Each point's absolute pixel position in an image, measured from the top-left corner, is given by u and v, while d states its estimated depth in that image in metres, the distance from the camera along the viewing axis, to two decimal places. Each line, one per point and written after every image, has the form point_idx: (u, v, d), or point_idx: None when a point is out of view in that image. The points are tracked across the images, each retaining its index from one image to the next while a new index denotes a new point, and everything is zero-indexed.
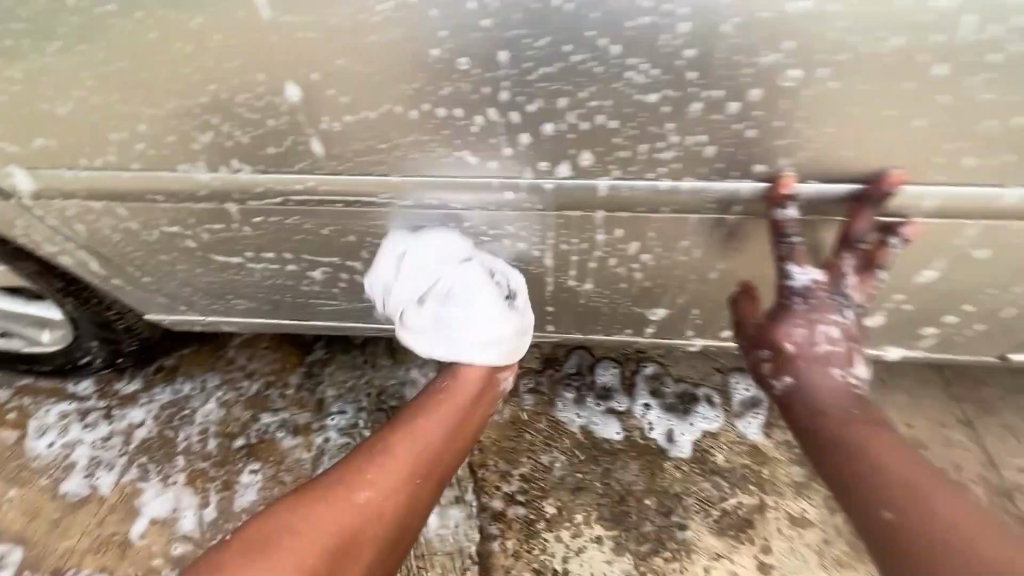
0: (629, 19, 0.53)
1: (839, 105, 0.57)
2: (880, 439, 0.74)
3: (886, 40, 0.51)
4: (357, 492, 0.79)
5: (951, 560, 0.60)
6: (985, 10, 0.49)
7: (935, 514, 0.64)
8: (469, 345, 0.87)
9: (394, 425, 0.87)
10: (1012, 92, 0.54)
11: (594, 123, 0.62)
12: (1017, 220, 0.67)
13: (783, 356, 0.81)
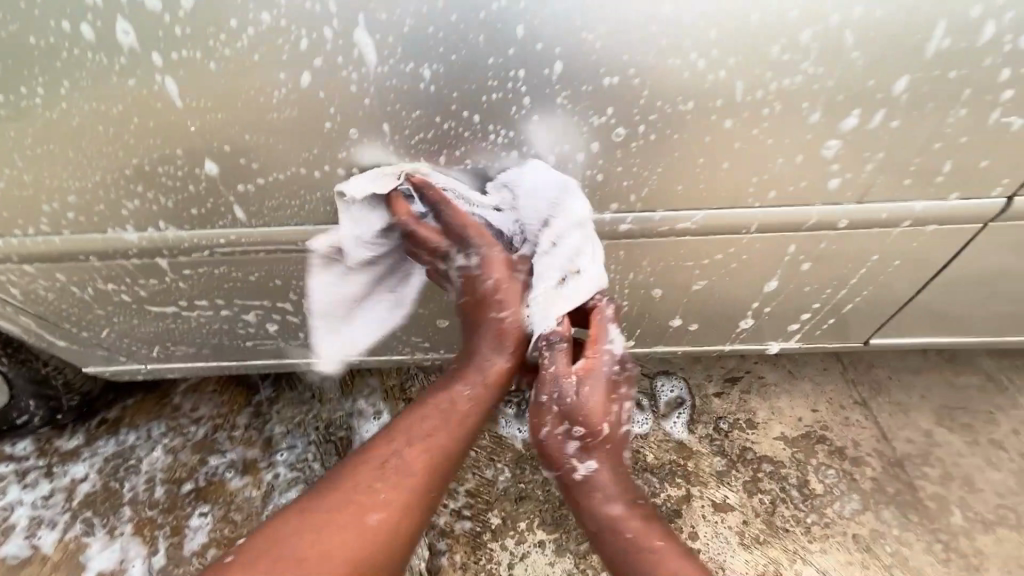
0: (483, 94, 0.66)
1: (659, 153, 0.71)
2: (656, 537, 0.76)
3: (683, 103, 0.66)
4: (366, 516, 0.71)
5: None
6: (747, 79, 0.64)
7: None
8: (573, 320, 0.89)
9: (404, 435, 0.79)
10: (786, 137, 0.69)
11: (472, 174, 0.74)
12: (826, 232, 0.83)
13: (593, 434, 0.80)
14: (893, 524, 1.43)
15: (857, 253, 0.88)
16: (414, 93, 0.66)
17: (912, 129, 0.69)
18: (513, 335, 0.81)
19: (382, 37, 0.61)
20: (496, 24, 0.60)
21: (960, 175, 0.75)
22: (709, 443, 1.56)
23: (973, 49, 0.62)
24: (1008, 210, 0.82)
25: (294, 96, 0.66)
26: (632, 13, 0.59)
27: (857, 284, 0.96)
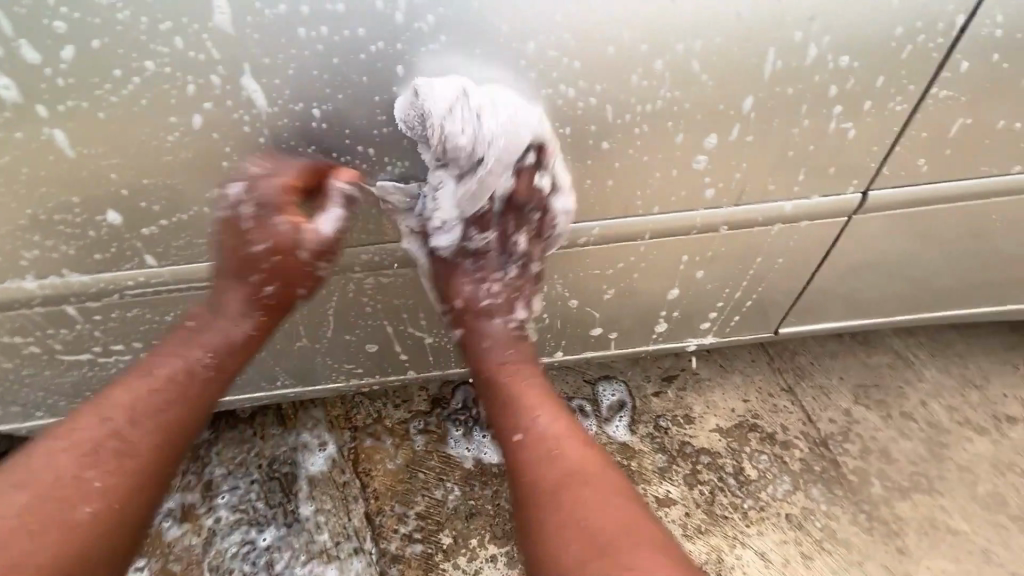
0: (374, 130, 0.72)
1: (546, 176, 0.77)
2: (534, 394, 0.86)
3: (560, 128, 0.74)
4: (93, 482, 0.69)
5: (554, 501, 0.73)
6: (612, 105, 0.72)
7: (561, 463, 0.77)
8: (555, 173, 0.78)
9: (114, 407, 0.74)
10: (656, 151, 0.77)
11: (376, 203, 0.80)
12: (714, 233, 0.92)
13: (457, 311, 0.92)
14: (822, 500, 1.53)
15: (744, 251, 0.97)
16: (310, 130, 0.70)
17: (763, 139, 0.79)
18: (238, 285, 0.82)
19: (269, 80, 0.65)
20: (377, 65, 0.66)
21: (811, 177, 0.86)
22: (650, 442, 1.62)
23: (801, 67, 0.72)
24: (865, 204, 0.92)
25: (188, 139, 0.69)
26: (499, 50, 0.66)
27: (750, 280, 1.05)
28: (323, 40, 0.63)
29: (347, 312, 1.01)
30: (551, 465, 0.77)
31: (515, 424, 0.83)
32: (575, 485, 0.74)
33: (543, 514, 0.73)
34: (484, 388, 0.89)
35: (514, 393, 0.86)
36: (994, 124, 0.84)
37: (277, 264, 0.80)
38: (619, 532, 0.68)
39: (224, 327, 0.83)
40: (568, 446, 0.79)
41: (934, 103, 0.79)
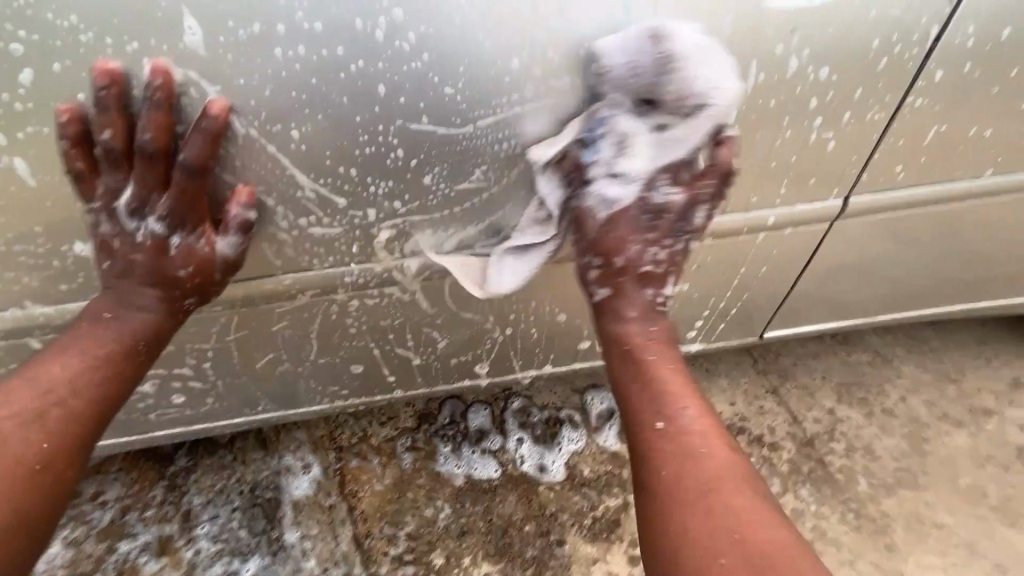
0: (356, 149, 0.71)
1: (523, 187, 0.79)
2: (675, 382, 0.80)
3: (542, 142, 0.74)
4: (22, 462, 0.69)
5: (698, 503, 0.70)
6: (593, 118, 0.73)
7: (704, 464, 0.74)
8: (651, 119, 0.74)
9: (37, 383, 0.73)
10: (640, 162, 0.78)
11: (359, 221, 0.79)
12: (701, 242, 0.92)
13: (612, 267, 0.81)
14: (810, 500, 1.55)
15: (729, 260, 0.98)
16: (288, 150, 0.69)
17: (747, 149, 0.79)
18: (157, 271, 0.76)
19: (243, 102, 0.64)
20: (358, 83, 0.65)
21: (792, 187, 0.86)
22: None
23: (782, 78, 0.72)
24: (847, 209, 0.93)
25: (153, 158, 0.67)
26: (480, 68, 0.66)
27: (735, 288, 1.06)
28: (300, 59, 0.62)
29: (329, 334, 0.98)
30: (695, 467, 0.73)
31: (657, 408, 0.78)
32: (723, 487, 0.71)
33: (689, 511, 0.70)
34: (620, 364, 0.82)
35: (654, 378, 0.80)
36: (967, 130, 0.85)
37: (191, 262, 0.76)
38: (775, 541, 0.67)
39: (140, 317, 0.78)
40: (711, 444, 0.75)
41: (910, 111, 0.80)
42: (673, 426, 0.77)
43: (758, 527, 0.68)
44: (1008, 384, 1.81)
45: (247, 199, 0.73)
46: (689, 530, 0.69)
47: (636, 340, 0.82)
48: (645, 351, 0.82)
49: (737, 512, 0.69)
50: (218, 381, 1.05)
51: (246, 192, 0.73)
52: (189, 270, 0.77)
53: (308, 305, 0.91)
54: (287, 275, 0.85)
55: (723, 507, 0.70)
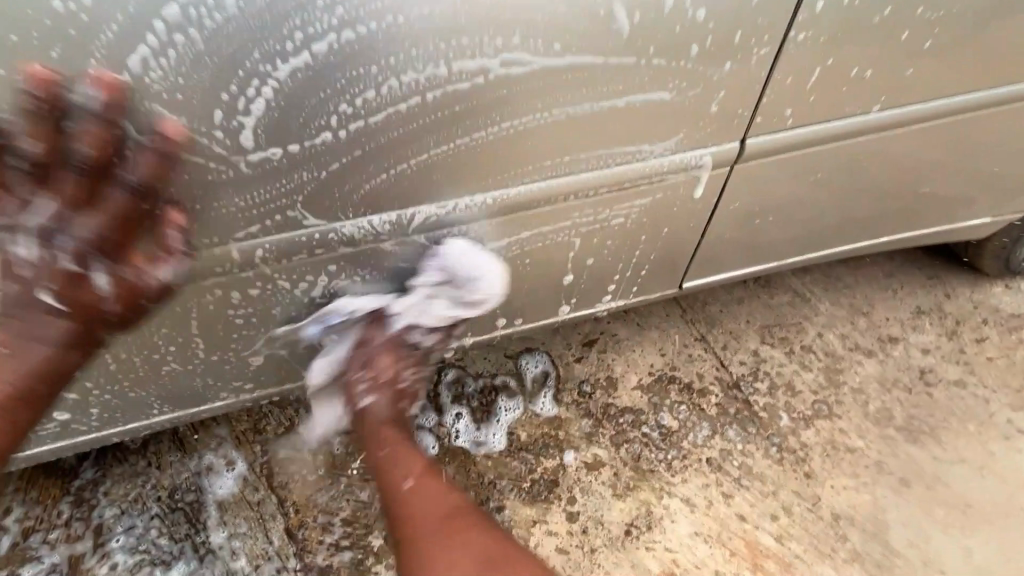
0: (203, 124, 0.63)
1: (390, 155, 0.72)
2: (406, 452, 0.99)
3: (406, 103, 0.68)
4: None
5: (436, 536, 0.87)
6: (462, 71, 0.67)
7: (443, 505, 0.92)
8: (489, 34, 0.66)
9: None
10: (523, 109, 0.73)
11: (220, 207, 0.71)
12: (602, 192, 0.89)
13: (378, 381, 1.03)
14: (737, 440, 1.61)
15: (632, 212, 0.96)
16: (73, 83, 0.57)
17: (631, 90, 0.76)
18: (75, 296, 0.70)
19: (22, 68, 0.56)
20: (175, 44, 0.58)
21: (685, 130, 0.85)
22: (576, 408, 1.63)
23: (658, 15, 0.70)
24: (744, 152, 0.92)
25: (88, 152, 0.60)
26: (317, 18, 0.59)
27: (646, 243, 1.04)
28: (85, 11, 0.55)
29: (214, 327, 0.90)
30: (432, 506, 0.91)
31: (404, 476, 0.95)
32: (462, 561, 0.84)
33: (434, 548, 0.86)
34: (379, 480, 0.97)
35: (410, 482, 0.95)
36: (846, 65, 0.86)
37: (122, 290, 0.71)
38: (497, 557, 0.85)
39: (42, 352, 0.73)
40: (445, 498, 0.93)
41: (795, 46, 0.80)
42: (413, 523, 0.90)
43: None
44: (912, 312, 1.94)
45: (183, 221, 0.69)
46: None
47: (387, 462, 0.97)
48: (399, 464, 0.97)
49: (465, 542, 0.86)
50: (94, 388, 0.94)
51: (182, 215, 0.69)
52: (111, 299, 0.71)
53: (181, 298, 0.82)
54: None
55: (460, 539, 0.87)
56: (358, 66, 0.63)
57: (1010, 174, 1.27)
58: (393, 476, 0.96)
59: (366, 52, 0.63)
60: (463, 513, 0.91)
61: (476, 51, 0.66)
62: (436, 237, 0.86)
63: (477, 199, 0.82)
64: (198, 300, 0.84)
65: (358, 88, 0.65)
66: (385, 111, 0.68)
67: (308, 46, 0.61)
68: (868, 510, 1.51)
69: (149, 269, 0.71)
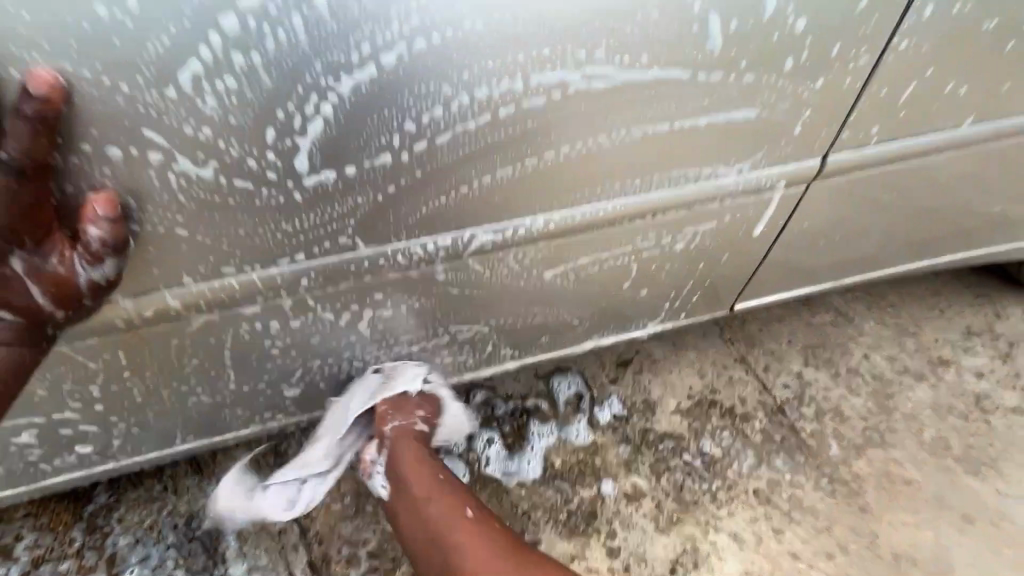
0: (255, 145, 0.56)
1: (452, 176, 0.65)
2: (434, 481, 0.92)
3: (474, 121, 0.61)
4: None
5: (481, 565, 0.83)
6: (538, 87, 0.60)
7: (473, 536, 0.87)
8: (573, 48, 0.59)
9: None
10: (598, 127, 0.66)
11: (264, 233, 0.64)
12: (673, 212, 0.81)
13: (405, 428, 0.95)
14: (785, 470, 1.52)
15: (699, 234, 0.88)
16: None
17: (718, 105, 0.68)
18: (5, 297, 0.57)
19: (36, 64, 0.46)
20: (229, 56, 0.50)
21: (769, 148, 0.77)
22: (613, 433, 1.55)
23: (755, 25, 0.62)
24: (826, 169, 0.84)
25: None
26: (387, 28, 0.52)
27: (708, 265, 0.96)
28: (132, 16, 0.46)
29: (248, 357, 0.82)
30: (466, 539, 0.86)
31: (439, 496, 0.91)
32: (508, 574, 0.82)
33: None
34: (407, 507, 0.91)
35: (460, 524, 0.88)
36: (944, 80, 0.78)
37: (61, 288, 0.58)
38: None
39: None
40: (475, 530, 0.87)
41: (895, 56, 0.72)
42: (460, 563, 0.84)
43: None
44: (962, 333, 1.84)
45: (107, 207, 0.55)
46: None
47: (425, 504, 0.90)
48: (451, 499, 0.91)
49: None
50: (116, 421, 0.87)
51: (103, 199, 0.54)
52: (51, 300, 0.58)
53: (214, 328, 0.75)
54: (174, 293, 0.68)
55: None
56: (429, 81, 0.56)
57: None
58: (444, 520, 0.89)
59: (439, 66, 0.56)
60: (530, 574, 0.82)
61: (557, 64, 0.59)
62: (491, 260, 0.79)
63: (541, 221, 0.75)
64: (233, 330, 0.76)
65: (426, 104, 0.58)
66: (453, 129, 0.61)
67: (376, 58, 0.54)
68: (928, 549, 1.42)
69: (83, 263, 0.57)
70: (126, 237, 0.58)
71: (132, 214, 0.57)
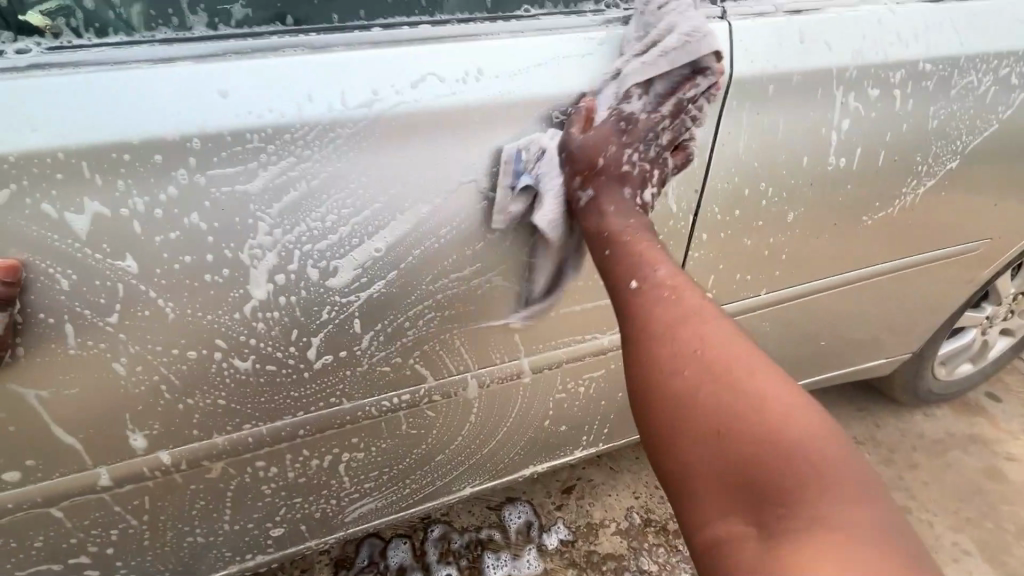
0: (281, 342, 0.87)
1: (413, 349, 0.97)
2: (636, 249, 0.86)
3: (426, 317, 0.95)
4: None
5: (693, 340, 0.76)
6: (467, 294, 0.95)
7: (687, 311, 0.79)
8: (488, 273, 0.95)
9: None
10: (507, 314, 1.01)
11: (277, 398, 0.92)
12: (572, 362, 1.14)
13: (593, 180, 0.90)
14: None
15: (596, 377, 1.20)
16: (111, 275, 0.74)
17: (587, 296, 1.06)
18: None
19: (161, 307, 0.78)
20: (274, 294, 0.83)
21: None
22: (561, 557, 1.69)
23: None
24: None
25: None
26: (373, 270, 0.87)
27: (608, 399, 1.27)
28: (221, 279, 0.79)
29: (244, 499, 1.03)
30: (673, 312, 0.79)
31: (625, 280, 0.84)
32: (733, 357, 0.73)
33: (698, 372, 0.73)
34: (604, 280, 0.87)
35: (682, 327, 0.78)
36: (735, 271, 1.19)
37: None
38: (773, 407, 0.68)
39: None
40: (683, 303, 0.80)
41: (694, 260, 1.12)
42: (682, 364, 0.74)
43: (748, 385, 0.70)
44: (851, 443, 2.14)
45: (6, 271, 0.69)
46: (689, 393, 0.72)
47: (643, 288, 0.82)
48: (658, 308, 0.80)
49: (756, 389, 0.70)
50: (118, 567, 1.01)
51: (5, 266, 0.69)
52: None
53: (224, 476, 0.97)
54: (202, 450, 0.92)
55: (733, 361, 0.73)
56: (397, 294, 0.90)
57: (894, 325, 1.59)
58: (656, 321, 0.79)
59: (405, 287, 0.90)
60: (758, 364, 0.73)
61: (480, 281, 0.95)
62: (441, 405, 1.07)
63: (477, 373, 1.05)
64: (238, 477, 0.98)
65: (395, 308, 0.91)
66: (414, 321, 0.94)
67: (365, 286, 0.88)
68: None
69: None
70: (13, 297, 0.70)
71: (30, 282, 0.71)
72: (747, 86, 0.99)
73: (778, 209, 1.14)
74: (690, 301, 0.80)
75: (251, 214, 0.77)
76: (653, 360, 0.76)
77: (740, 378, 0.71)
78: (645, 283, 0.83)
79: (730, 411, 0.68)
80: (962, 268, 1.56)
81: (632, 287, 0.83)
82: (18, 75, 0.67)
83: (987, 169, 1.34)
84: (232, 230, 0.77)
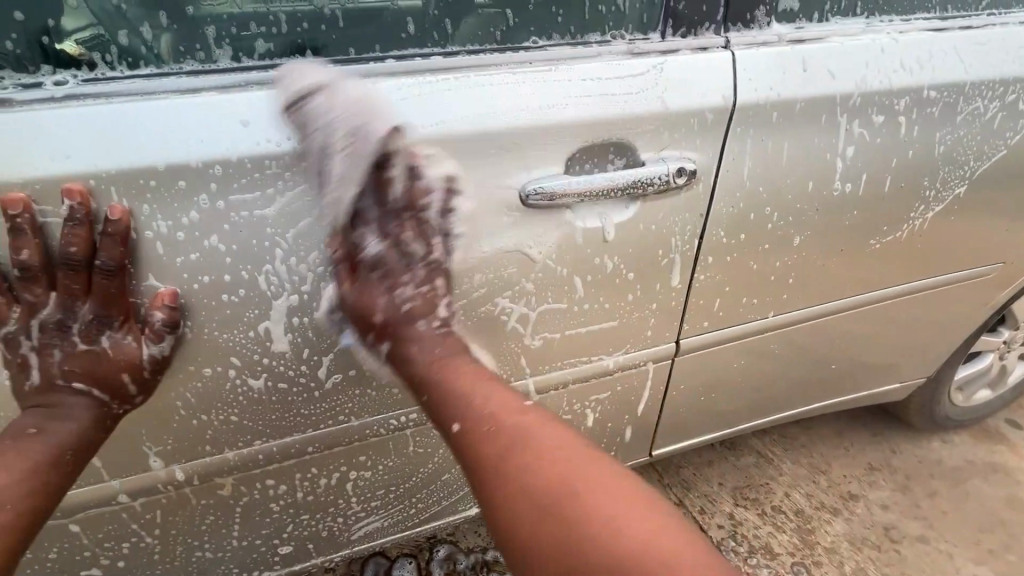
0: (293, 360, 0.89)
1: None
2: (460, 374, 0.90)
3: None
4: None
5: (528, 463, 0.78)
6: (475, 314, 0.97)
7: (517, 435, 0.81)
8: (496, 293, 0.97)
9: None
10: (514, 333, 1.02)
11: (288, 415, 0.94)
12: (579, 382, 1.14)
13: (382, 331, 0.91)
14: None
15: (603, 398, 1.20)
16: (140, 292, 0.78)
17: (593, 317, 1.07)
18: (86, 374, 0.80)
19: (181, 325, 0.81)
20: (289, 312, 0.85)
21: (636, 338, 1.14)
22: None
23: (604, 274, 1.02)
24: (683, 348, 1.21)
25: (74, 251, 0.72)
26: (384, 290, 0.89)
27: (615, 420, 1.27)
28: (237, 299, 0.82)
29: (253, 515, 1.04)
30: (503, 439, 0.81)
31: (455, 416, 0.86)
32: (563, 470, 0.76)
33: (541, 493, 0.74)
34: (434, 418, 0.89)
35: (512, 458, 0.79)
36: (741, 294, 1.19)
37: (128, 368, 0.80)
38: (609, 510, 0.71)
39: (70, 428, 0.80)
40: (513, 427, 0.82)
41: (700, 282, 1.13)
42: (523, 494, 0.75)
43: (589, 489, 0.74)
44: (865, 469, 2.10)
45: (171, 298, 0.78)
46: (542, 516, 0.73)
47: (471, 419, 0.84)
48: (487, 440, 0.82)
49: (595, 497, 0.73)
50: None
51: (170, 293, 0.78)
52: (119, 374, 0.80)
53: (234, 492, 0.99)
54: (215, 464, 0.94)
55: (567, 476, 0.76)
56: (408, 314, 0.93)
57: (905, 349, 1.57)
58: (488, 452, 0.81)
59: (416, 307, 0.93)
60: (592, 470, 0.77)
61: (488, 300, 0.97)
62: None
63: None
64: (248, 492, 1.00)
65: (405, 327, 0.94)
66: None
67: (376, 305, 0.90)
68: None
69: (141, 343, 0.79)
70: (177, 321, 0.80)
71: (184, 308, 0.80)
72: (749, 114, 1.01)
73: (783, 233, 1.15)
74: (517, 426, 0.83)
75: (269, 237, 0.80)
76: (506, 491, 0.77)
77: (581, 487, 0.74)
78: (467, 424, 0.85)
79: (580, 526, 0.70)
80: (975, 292, 1.55)
81: (455, 430, 0.85)
82: (54, 105, 0.71)
83: (994, 194, 1.34)
84: (250, 252, 0.80)
